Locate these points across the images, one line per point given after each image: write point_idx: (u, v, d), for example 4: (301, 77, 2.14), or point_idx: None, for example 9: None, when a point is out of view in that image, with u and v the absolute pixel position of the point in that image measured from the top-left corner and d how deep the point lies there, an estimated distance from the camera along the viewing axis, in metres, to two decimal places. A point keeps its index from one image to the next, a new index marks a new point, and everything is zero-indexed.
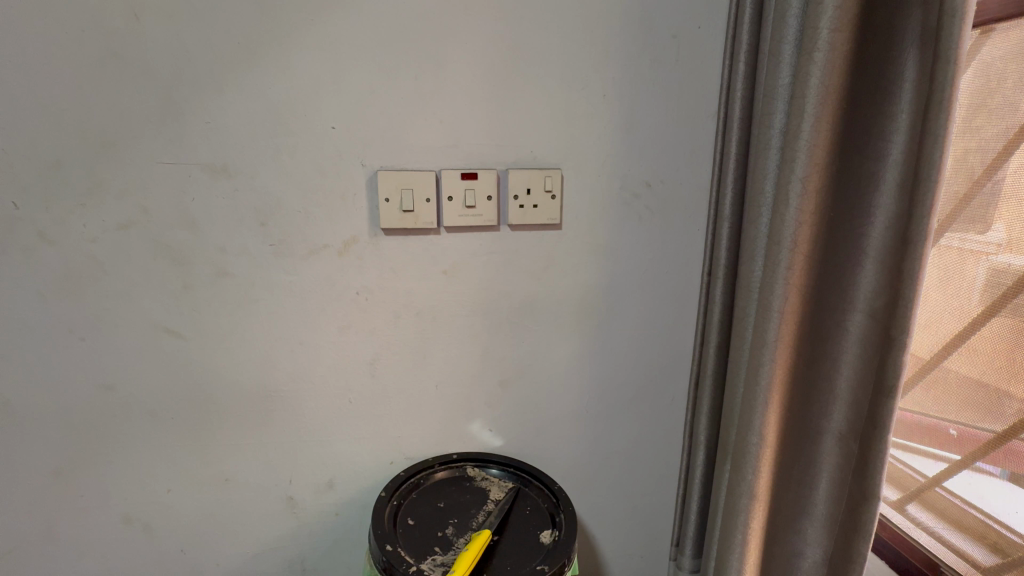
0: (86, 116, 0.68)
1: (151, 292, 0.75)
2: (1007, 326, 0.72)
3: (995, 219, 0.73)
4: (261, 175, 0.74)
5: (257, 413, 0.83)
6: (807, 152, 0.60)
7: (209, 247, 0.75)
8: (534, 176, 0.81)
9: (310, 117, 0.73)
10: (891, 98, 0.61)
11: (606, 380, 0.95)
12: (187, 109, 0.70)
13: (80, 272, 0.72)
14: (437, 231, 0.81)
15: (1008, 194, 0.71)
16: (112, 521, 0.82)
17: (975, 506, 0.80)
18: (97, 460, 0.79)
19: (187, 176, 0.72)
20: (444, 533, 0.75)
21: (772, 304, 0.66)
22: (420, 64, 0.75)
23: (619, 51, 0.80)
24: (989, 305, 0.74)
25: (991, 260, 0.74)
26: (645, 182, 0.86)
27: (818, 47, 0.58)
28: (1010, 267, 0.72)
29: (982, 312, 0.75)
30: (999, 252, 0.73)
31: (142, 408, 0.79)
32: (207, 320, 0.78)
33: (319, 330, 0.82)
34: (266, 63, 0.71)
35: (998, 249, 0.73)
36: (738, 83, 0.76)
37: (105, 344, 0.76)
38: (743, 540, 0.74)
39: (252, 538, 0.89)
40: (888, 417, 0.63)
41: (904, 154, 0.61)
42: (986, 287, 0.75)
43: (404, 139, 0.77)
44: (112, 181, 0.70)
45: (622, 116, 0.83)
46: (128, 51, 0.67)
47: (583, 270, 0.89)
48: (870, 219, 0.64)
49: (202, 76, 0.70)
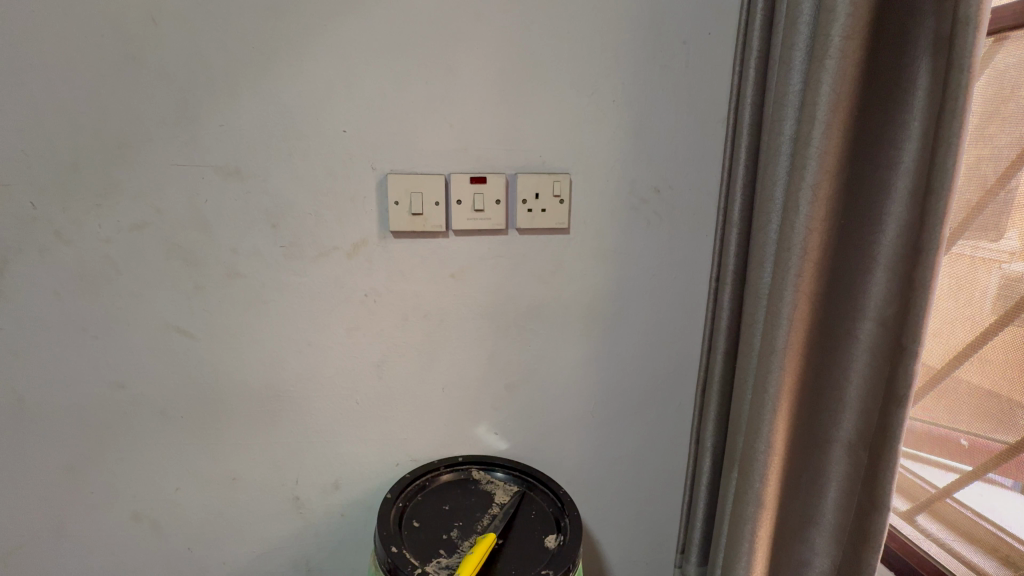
0: (103, 119, 0.69)
1: (164, 292, 0.76)
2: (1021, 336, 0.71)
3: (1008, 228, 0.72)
4: (273, 178, 0.75)
5: (265, 413, 0.84)
6: (818, 159, 0.60)
7: (221, 248, 0.76)
8: (542, 181, 0.81)
9: (322, 120, 0.74)
10: (902, 106, 0.60)
11: (613, 384, 0.95)
12: (202, 112, 0.71)
13: (94, 271, 0.73)
14: (445, 234, 0.82)
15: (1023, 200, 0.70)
16: (121, 519, 0.83)
17: (987, 519, 0.78)
18: (107, 458, 0.80)
19: (200, 178, 0.73)
20: (449, 536, 0.75)
21: (782, 311, 0.66)
22: (431, 69, 0.75)
23: (629, 57, 0.80)
24: (1002, 314, 0.73)
25: (1004, 269, 0.73)
26: (654, 188, 0.86)
27: (829, 54, 0.58)
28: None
29: (994, 320, 0.74)
30: (1013, 261, 0.72)
31: (152, 407, 0.80)
32: (217, 320, 0.79)
33: (327, 332, 0.83)
34: (280, 66, 0.72)
35: (1010, 257, 0.72)
36: (748, 89, 0.76)
37: (117, 342, 0.77)
38: (749, 548, 0.73)
39: (257, 538, 0.89)
40: (898, 427, 0.62)
41: (916, 161, 0.60)
42: (998, 295, 0.74)
43: (414, 143, 0.77)
44: (127, 183, 0.72)
45: (631, 121, 0.83)
46: (145, 55, 0.68)
47: (591, 274, 0.89)
48: (881, 226, 0.64)
49: (216, 80, 0.71)
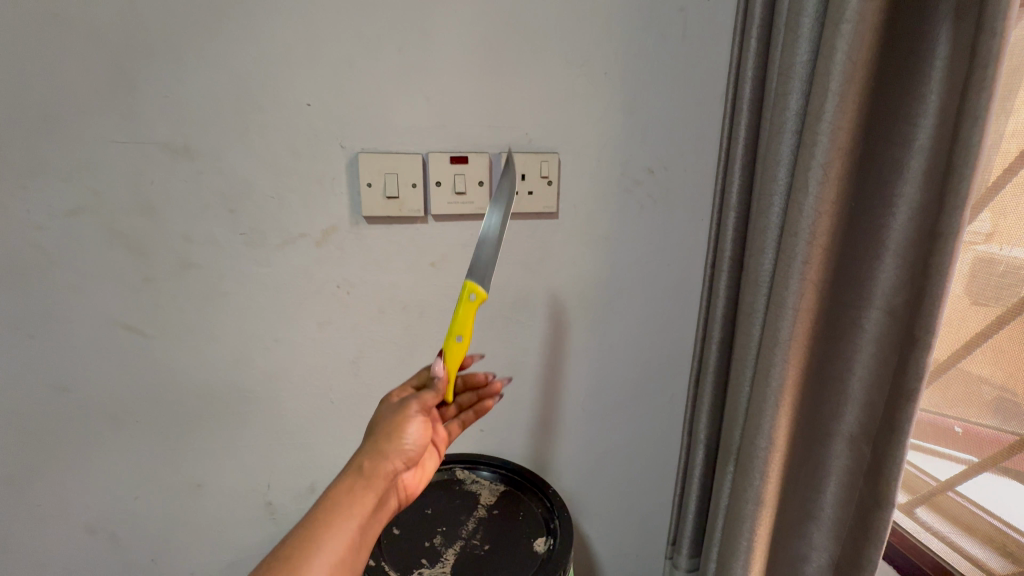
0: (27, 89, 0.61)
1: (109, 285, 0.68)
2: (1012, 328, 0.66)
3: (979, 210, 0.69)
4: (230, 157, 0.67)
5: (231, 415, 0.78)
6: (830, 135, 0.55)
7: (172, 236, 0.68)
8: (528, 162, 0.75)
9: (283, 92, 0.66)
10: (920, 77, 0.56)
11: (603, 376, 0.91)
12: (143, 81, 0.63)
13: (27, 263, 0.65)
14: (424, 219, 0.75)
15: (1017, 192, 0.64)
16: (73, 532, 0.76)
17: (995, 515, 0.72)
18: (53, 467, 0.73)
19: (145, 157, 0.65)
20: (431, 543, 0.70)
21: (786, 300, 0.61)
22: (406, 35, 0.68)
23: (622, 25, 0.74)
24: (975, 295, 0.70)
25: (976, 250, 0.69)
26: (647, 168, 0.81)
27: (845, 18, 0.52)
28: (998, 258, 0.67)
29: (970, 302, 0.71)
30: (984, 242, 0.68)
31: (101, 411, 0.73)
32: (172, 315, 0.71)
33: (296, 326, 0.76)
34: (232, 30, 0.63)
35: (987, 240, 0.68)
36: (750, 61, 0.70)
37: (56, 342, 0.69)
38: (748, 547, 0.70)
39: (227, 547, 0.83)
40: (906, 422, 0.58)
41: (933, 137, 0.55)
42: (973, 277, 0.70)
43: (388, 118, 0.70)
44: (59, 162, 0.63)
45: (623, 95, 0.77)
46: (73, 14, 0.60)
47: (580, 262, 0.83)
48: (892, 208, 0.59)
49: (159, 44, 0.62)
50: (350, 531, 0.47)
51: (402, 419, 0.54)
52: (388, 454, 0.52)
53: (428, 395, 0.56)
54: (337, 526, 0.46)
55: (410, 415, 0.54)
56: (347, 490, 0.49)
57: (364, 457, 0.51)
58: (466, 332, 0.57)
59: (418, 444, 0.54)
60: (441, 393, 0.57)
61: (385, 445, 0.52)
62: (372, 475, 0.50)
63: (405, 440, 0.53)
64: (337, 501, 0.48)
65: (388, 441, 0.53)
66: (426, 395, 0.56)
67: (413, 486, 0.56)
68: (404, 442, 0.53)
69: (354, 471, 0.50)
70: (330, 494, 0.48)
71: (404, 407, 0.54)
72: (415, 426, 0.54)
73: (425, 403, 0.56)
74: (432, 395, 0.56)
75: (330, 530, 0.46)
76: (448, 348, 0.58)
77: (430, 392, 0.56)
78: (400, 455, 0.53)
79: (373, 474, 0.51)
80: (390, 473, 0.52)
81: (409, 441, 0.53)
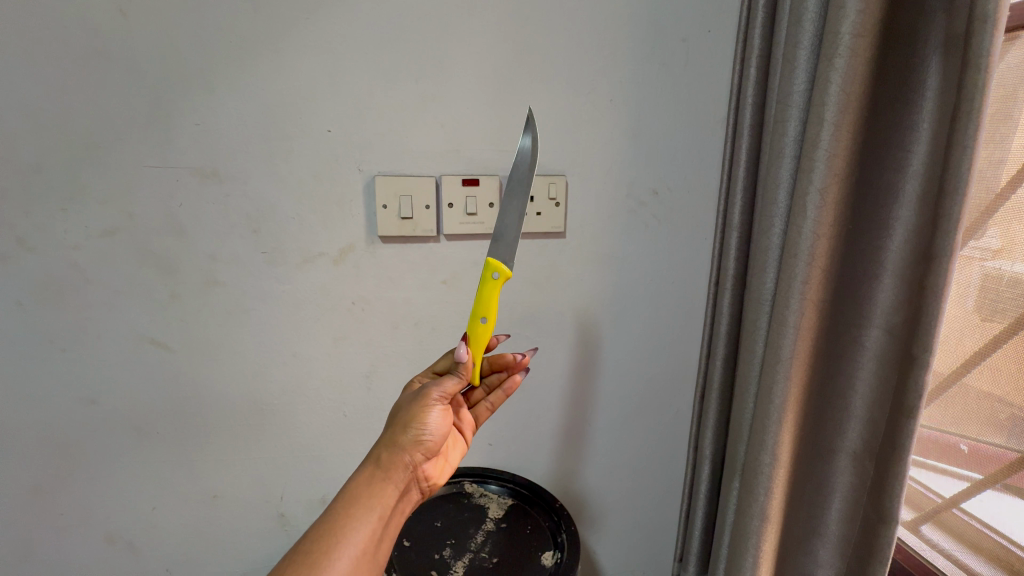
0: (69, 118, 0.65)
1: (137, 301, 0.72)
2: (1016, 347, 0.67)
3: (979, 229, 0.69)
4: (255, 180, 0.71)
5: (248, 427, 0.80)
6: (827, 162, 0.58)
7: (198, 255, 0.72)
8: (537, 184, 0.78)
9: (306, 120, 0.70)
10: (911, 107, 0.58)
11: (610, 391, 0.93)
12: (176, 110, 0.67)
13: (61, 280, 0.69)
14: (436, 239, 0.78)
15: (1012, 211, 0.66)
16: (93, 541, 0.78)
17: (1000, 533, 0.72)
18: (77, 477, 0.76)
19: (176, 181, 0.69)
20: (441, 555, 0.71)
21: (787, 320, 0.63)
22: (422, 66, 0.72)
23: (627, 55, 0.77)
24: (982, 312, 0.70)
25: (984, 267, 0.70)
26: (653, 190, 0.84)
27: (838, 53, 0.55)
28: (1002, 274, 0.68)
29: (980, 319, 0.70)
30: (989, 258, 0.69)
31: (125, 422, 0.75)
32: (195, 329, 0.74)
33: (312, 341, 0.79)
34: (259, 61, 0.68)
35: (992, 256, 0.69)
36: (750, 88, 0.73)
37: (84, 355, 0.72)
38: (754, 564, 0.71)
39: (240, 556, 0.85)
40: (907, 440, 0.59)
41: (926, 165, 0.58)
42: (980, 293, 0.70)
43: (404, 144, 0.74)
44: (95, 185, 0.67)
45: (628, 120, 0.80)
46: (114, 48, 0.64)
47: (587, 280, 0.86)
48: (888, 231, 0.61)
49: (192, 76, 0.66)
50: (371, 521, 0.49)
51: (423, 409, 0.56)
52: (404, 446, 0.54)
53: (448, 382, 0.58)
54: (360, 518, 0.48)
55: (428, 405, 0.56)
56: (366, 482, 0.51)
57: (381, 450, 0.54)
58: (490, 312, 0.59)
59: (436, 432, 0.56)
60: (464, 379, 0.58)
61: (402, 436, 0.54)
62: (389, 467, 0.53)
63: (421, 427, 0.55)
64: (356, 493, 0.50)
65: (404, 431, 0.54)
66: (446, 383, 0.57)
67: (433, 475, 0.58)
68: (421, 430, 0.55)
69: (372, 465, 0.52)
70: (349, 488, 0.50)
71: (422, 400, 0.56)
72: (432, 414, 0.56)
73: (445, 392, 0.57)
74: (453, 382, 0.58)
75: (350, 521, 0.48)
76: (473, 331, 0.60)
77: (453, 378, 0.58)
78: (416, 445, 0.55)
79: (390, 466, 0.53)
80: (406, 464, 0.54)
81: (426, 429, 0.55)
